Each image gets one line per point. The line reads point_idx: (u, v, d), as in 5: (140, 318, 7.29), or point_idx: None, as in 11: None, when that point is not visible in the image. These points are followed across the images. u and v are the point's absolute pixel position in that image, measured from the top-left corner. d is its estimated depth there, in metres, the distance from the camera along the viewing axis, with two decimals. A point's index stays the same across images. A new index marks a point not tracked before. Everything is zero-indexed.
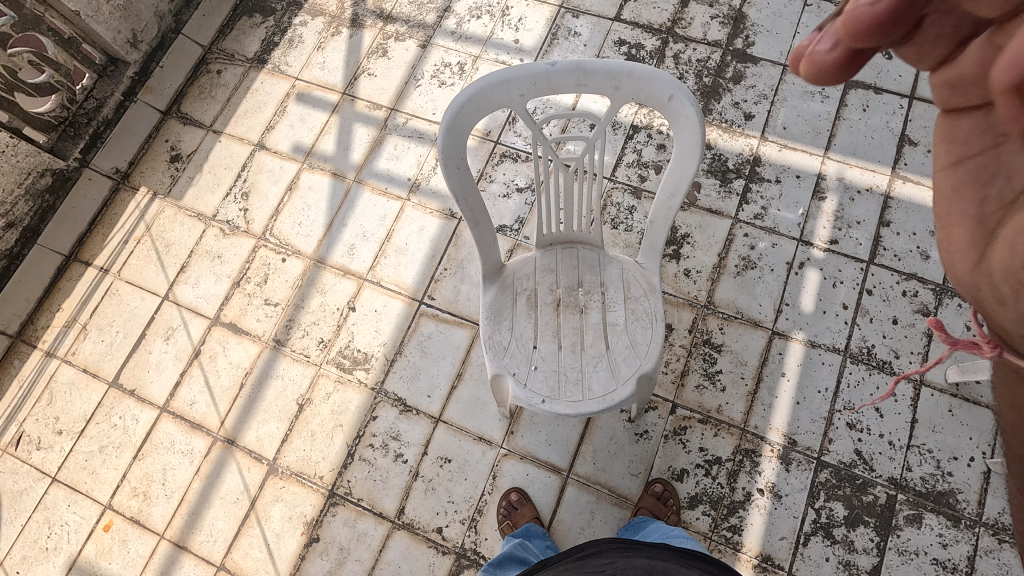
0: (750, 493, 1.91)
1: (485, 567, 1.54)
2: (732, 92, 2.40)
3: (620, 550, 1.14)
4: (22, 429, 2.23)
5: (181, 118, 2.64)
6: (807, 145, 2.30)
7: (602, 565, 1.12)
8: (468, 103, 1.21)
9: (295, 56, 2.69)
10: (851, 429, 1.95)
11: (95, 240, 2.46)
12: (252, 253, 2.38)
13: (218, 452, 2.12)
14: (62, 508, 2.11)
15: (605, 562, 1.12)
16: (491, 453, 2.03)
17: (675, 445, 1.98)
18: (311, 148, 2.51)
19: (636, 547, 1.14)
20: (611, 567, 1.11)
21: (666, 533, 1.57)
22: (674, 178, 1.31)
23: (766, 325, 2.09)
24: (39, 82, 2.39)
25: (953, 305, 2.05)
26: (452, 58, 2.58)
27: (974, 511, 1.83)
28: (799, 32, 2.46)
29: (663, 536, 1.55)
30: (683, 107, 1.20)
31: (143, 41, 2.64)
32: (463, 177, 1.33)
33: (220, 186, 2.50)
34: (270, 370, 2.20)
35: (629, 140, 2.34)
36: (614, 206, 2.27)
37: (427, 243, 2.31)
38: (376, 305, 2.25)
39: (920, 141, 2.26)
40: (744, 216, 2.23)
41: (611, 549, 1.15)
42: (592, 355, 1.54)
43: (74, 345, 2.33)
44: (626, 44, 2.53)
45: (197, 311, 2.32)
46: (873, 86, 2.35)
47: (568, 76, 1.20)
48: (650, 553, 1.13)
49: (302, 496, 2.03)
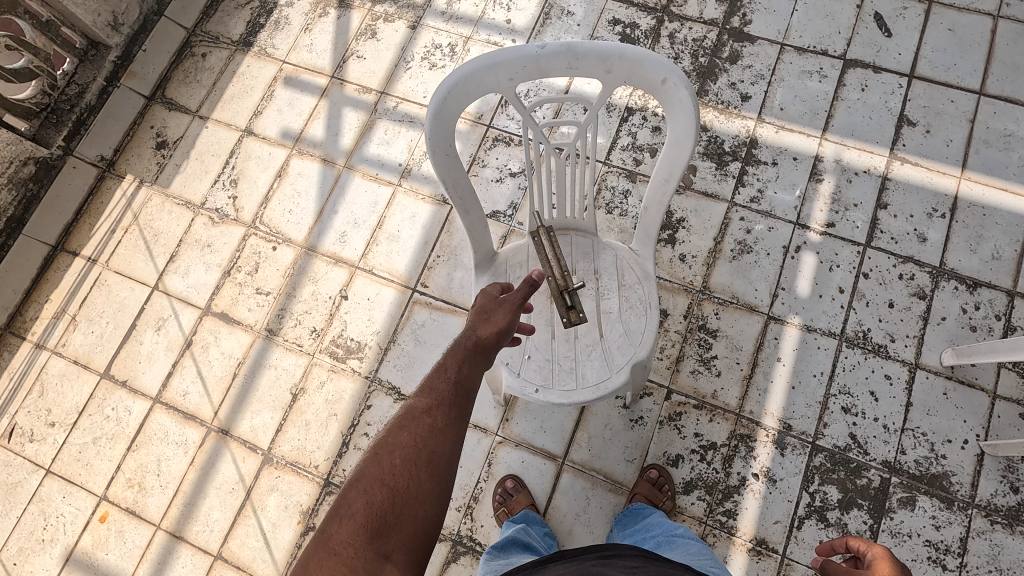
0: (745, 478, 1.91)
1: (489, 548, 1.46)
2: (729, 73, 2.36)
3: (648, 558, 1.02)
4: (15, 421, 2.21)
5: (167, 103, 2.58)
6: (804, 127, 2.26)
7: (631, 567, 0.98)
8: (455, 88, 1.17)
9: (282, 38, 2.62)
10: (846, 413, 1.95)
11: (82, 230, 2.43)
12: (241, 242, 2.34)
13: (212, 443, 2.11)
14: (58, 500, 2.10)
15: (633, 565, 0.99)
16: (486, 441, 2.02)
17: (670, 430, 1.98)
18: (300, 134, 2.46)
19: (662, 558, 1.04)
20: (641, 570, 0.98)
21: (670, 530, 1.54)
22: (668, 164, 1.29)
23: (761, 310, 2.07)
24: (18, 67, 2.33)
25: (949, 288, 2.04)
26: (443, 40, 2.52)
27: (967, 493, 1.84)
28: (798, 9, 2.41)
29: (668, 534, 1.53)
30: (677, 91, 1.17)
31: (124, 23, 2.56)
32: (452, 164, 1.30)
33: (208, 173, 2.46)
34: (263, 359, 2.18)
35: (624, 122, 2.30)
36: (608, 190, 2.24)
37: (419, 230, 2.28)
38: (368, 293, 2.22)
39: (918, 122, 2.22)
40: (740, 199, 2.20)
41: (635, 556, 1.02)
42: (586, 344, 1.52)
43: (64, 337, 2.30)
44: (620, 23, 2.47)
45: (188, 301, 2.29)
46: (872, 65, 2.30)
47: (558, 60, 1.16)
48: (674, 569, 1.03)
49: (298, 486, 2.03)
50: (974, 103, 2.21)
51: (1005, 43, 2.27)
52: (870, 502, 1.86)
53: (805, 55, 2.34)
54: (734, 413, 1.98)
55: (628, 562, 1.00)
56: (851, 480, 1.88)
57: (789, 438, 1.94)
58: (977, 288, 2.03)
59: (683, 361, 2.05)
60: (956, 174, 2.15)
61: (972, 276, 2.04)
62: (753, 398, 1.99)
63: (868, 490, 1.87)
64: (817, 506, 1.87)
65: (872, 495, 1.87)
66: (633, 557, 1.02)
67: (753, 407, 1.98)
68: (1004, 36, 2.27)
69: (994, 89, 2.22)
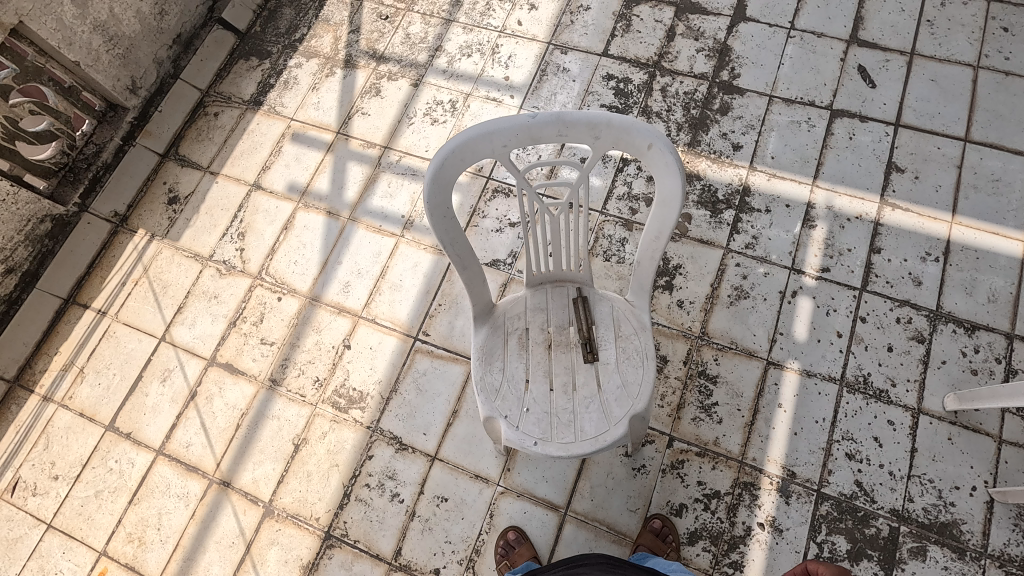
0: (750, 528, 1.88)
1: None
2: (720, 123, 2.44)
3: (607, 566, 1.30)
4: (18, 475, 2.22)
5: (179, 160, 2.69)
6: (795, 175, 2.32)
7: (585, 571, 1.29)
8: (452, 154, 1.23)
9: (290, 98, 2.74)
10: (850, 460, 1.93)
11: (94, 283, 2.50)
12: (248, 293, 2.40)
13: (213, 495, 2.10)
14: (57, 556, 2.09)
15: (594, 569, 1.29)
16: (488, 491, 2.01)
17: (673, 479, 1.96)
18: (306, 187, 2.55)
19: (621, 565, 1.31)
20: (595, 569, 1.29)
21: (665, 566, 1.58)
22: (658, 222, 1.35)
23: (760, 355, 2.08)
24: (40, 130, 2.43)
25: (947, 331, 2.05)
26: (444, 96, 2.63)
27: (979, 543, 1.80)
28: (784, 63, 2.51)
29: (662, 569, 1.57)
30: (663, 155, 1.22)
31: (142, 87, 2.71)
32: (450, 226, 1.35)
33: (217, 226, 2.53)
34: (265, 410, 2.20)
35: (619, 172, 2.38)
36: (605, 238, 2.29)
37: (420, 279, 2.33)
38: (371, 342, 2.25)
39: (907, 168, 2.28)
40: (735, 246, 2.24)
41: (599, 563, 1.31)
42: (584, 396, 1.53)
43: (71, 389, 2.34)
44: (614, 78, 2.57)
45: (194, 351, 2.33)
46: (859, 114, 2.38)
47: (549, 127, 1.22)
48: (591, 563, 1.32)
49: (298, 539, 2.01)
50: (960, 150, 2.27)
51: (987, 92, 2.34)
52: (879, 552, 1.82)
53: (793, 106, 2.43)
54: (736, 461, 1.96)
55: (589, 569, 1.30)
56: (859, 530, 1.85)
57: (793, 486, 1.92)
58: (976, 331, 2.04)
59: (684, 409, 2.04)
60: (947, 219, 2.19)
61: (970, 320, 2.05)
62: (756, 445, 1.97)
63: (877, 540, 1.83)
64: (826, 557, 1.83)
65: (881, 546, 1.83)
66: (595, 565, 1.31)
67: (756, 455, 1.96)
68: (985, 86, 2.35)
69: (978, 136, 2.28)
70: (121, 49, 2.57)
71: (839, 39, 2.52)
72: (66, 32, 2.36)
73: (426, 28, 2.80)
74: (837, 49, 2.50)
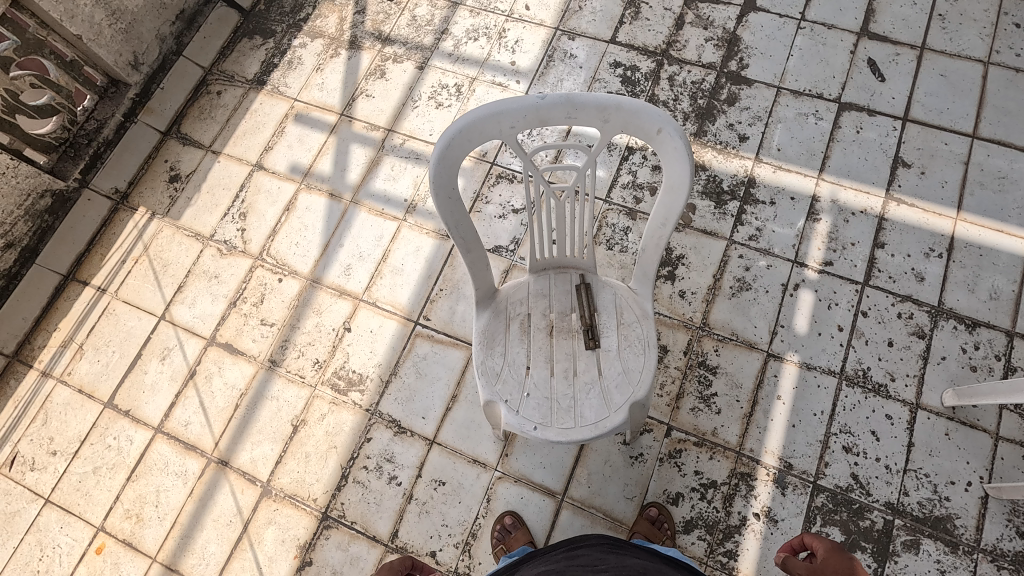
0: (745, 518, 1.89)
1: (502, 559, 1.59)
2: (727, 114, 2.42)
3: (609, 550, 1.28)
4: (17, 449, 2.23)
5: (181, 139, 2.67)
6: (801, 168, 2.31)
7: (591, 559, 1.26)
8: (458, 135, 1.22)
9: (294, 78, 2.72)
10: (847, 453, 1.94)
11: (93, 260, 2.49)
12: (248, 273, 2.39)
13: (212, 473, 2.11)
14: (54, 530, 2.10)
15: (595, 556, 1.26)
16: (485, 476, 2.02)
17: (670, 468, 1.97)
18: (309, 169, 2.53)
19: (626, 551, 1.28)
20: (601, 562, 1.24)
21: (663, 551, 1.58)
22: (664, 208, 1.34)
23: (761, 347, 2.09)
24: (40, 104, 2.41)
25: (948, 327, 2.05)
26: (450, 80, 2.61)
27: (972, 537, 1.81)
28: (793, 54, 2.48)
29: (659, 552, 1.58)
30: (671, 140, 1.21)
31: (143, 63, 2.66)
32: (454, 207, 1.34)
33: (218, 206, 2.52)
34: (264, 391, 2.20)
35: (624, 161, 2.36)
36: (608, 227, 2.28)
37: (421, 264, 2.32)
38: (371, 325, 2.25)
39: (914, 163, 2.27)
40: (739, 237, 2.24)
41: (599, 548, 1.29)
42: (585, 381, 1.53)
43: (70, 365, 2.33)
44: (621, 66, 2.55)
45: (193, 331, 2.33)
46: (866, 108, 2.36)
47: (558, 109, 1.21)
48: (590, 547, 1.30)
49: (295, 519, 2.02)
50: (968, 147, 2.26)
51: (996, 89, 2.33)
52: (873, 544, 1.83)
53: (801, 98, 2.41)
54: (734, 451, 1.97)
55: (588, 551, 1.30)
56: (854, 522, 1.86)
57: (789, 478, 1.92)
58: (976, 328, 2.04)
59: (683, 398, 2.05)
60: (952, 216, 2.18)
61: (971, 316, 2.05)
62: (753, 436, 1.98)
63: (871, 533, 1.84)
64: None
65: (875, 538, 1.84)
66: (594, 547, 1.30)
67: (753, 445, 1.97)
68: (995, 82, 2.34)
69: (986, 133, 2.27)
70: (123, 24, 2.53)
71: (849, 31, 2.49)
72: (68, 5, 2.33)
73: (432, 11, 2.76)
74: (847, 42, 2.48)
